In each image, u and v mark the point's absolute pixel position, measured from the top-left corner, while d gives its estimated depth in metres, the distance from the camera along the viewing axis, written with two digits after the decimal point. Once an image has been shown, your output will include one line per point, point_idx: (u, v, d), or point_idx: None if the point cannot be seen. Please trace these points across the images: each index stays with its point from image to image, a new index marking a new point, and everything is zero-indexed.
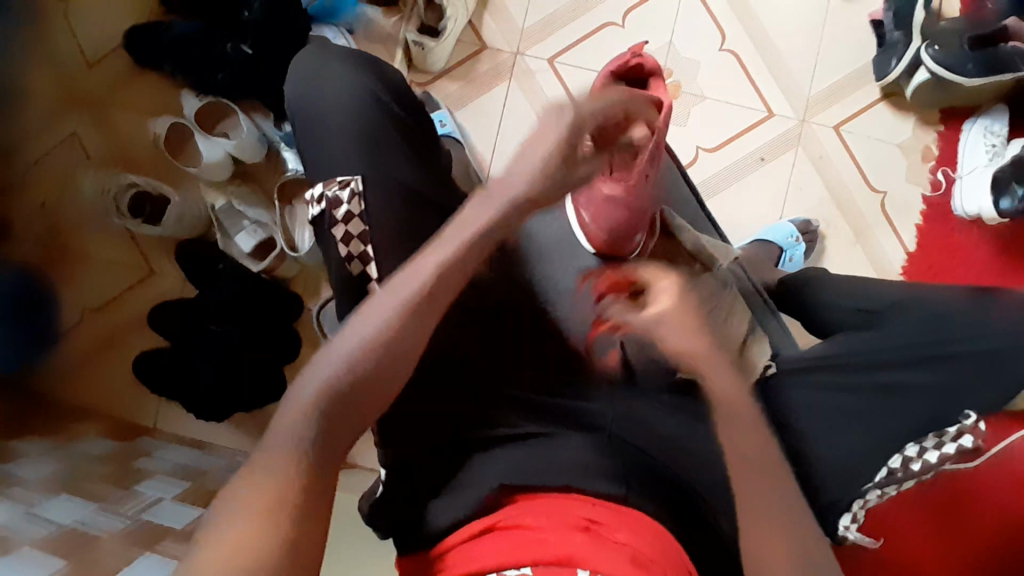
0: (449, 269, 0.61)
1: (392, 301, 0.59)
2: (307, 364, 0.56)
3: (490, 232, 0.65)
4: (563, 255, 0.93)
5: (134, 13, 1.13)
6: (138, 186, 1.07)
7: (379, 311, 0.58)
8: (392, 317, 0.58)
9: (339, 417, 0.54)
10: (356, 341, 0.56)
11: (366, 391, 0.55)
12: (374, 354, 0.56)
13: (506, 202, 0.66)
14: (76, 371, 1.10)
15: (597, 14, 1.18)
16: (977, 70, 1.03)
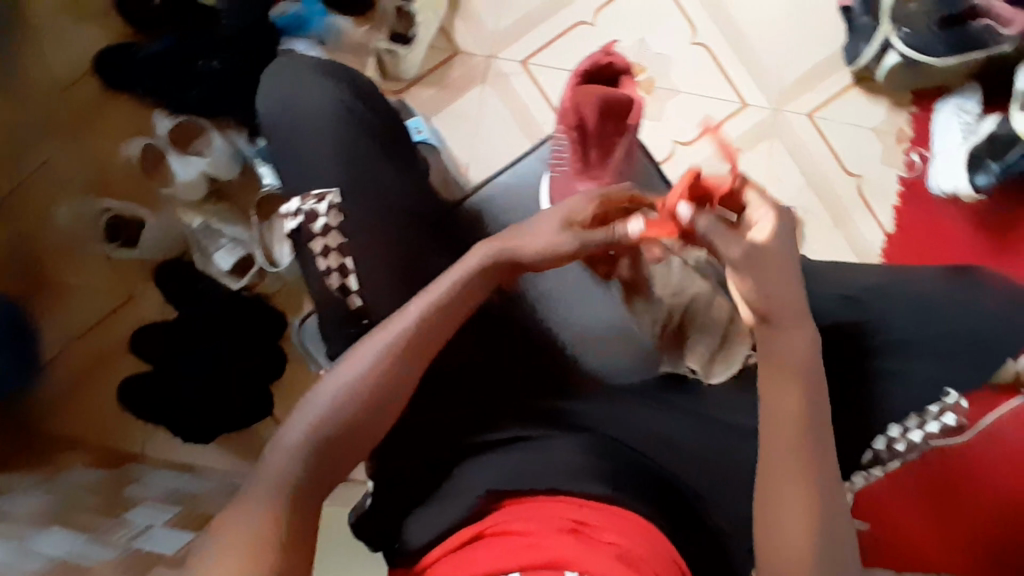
0: (429, 316, 0.65)
1: (376, 348, 0.63)
2: (302, 398, 0.62)
3: (476, 280, 0.68)
4: None
5: (100, 36, 1.11)
6: (114, 211, 1.07)
7: (364, 355, 0.63)
8: (374, 362, 0.62)
9: (324, 451, 0.59)
10: (340, 386, 0.61)
11: (347, 430, 0.60)
12: (356, 399, 0.61)
13: (497, 251, 0.69)
14: (58, 401, 1.08)
15: (568, 14, 1.18)
16: (950, 49, 1.05)
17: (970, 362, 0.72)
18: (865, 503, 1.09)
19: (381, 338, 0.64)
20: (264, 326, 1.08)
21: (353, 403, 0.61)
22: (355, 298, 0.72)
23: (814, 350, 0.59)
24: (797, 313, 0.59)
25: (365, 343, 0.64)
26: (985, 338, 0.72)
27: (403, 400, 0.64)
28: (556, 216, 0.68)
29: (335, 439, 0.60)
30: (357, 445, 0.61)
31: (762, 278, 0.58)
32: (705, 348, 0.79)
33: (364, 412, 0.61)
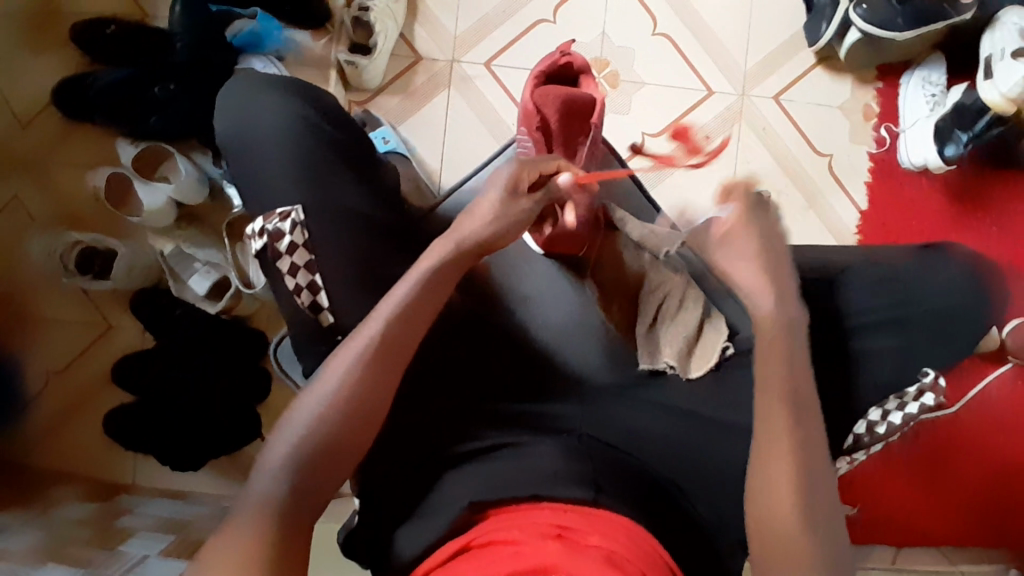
0: (398, 317, 0.64)
1: (351, 355, 0.62)
2: (280, 418, 0.61)
3: (446, 270, 0.68)
4: (513, 259, 0.88)
5: (58, 68, 1.10)
6: (83, 242, 1.04)
7: (336, 367, 0.62)
8: (351, 369, 0.61)
9: (309, 469, 0.58)
10: (320, 400, 0.60)
11: (330, 444, 0.59)
12: (337, 411, 0.60)
13: (457, 241, 0.70)
14: (46, 438, 1.08)
15: (528, 13, 1.17)
16: (908, 23, 1.03)
17: (940, 336, 0.72)
18: (859, 480, 1.09)
19: (352, 347, 0.63)
20: (245, 347, 1.07)
21: (330, 413, 0.60)
22: (327, 315, 0.72)
23: (800, 317, 0.63)
24: (790, 295, 0.64)
25: (337, 355, 0.63)
26: (953, 310, 0.72)
27: (384, 409, 0.62)
28: (496, 189, 0.72)
29: (319, 456, 0.58)
30: (342, 457, 0.60)
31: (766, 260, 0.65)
32: (685, 330, 0.82)
33: (346, 423, 0.60)
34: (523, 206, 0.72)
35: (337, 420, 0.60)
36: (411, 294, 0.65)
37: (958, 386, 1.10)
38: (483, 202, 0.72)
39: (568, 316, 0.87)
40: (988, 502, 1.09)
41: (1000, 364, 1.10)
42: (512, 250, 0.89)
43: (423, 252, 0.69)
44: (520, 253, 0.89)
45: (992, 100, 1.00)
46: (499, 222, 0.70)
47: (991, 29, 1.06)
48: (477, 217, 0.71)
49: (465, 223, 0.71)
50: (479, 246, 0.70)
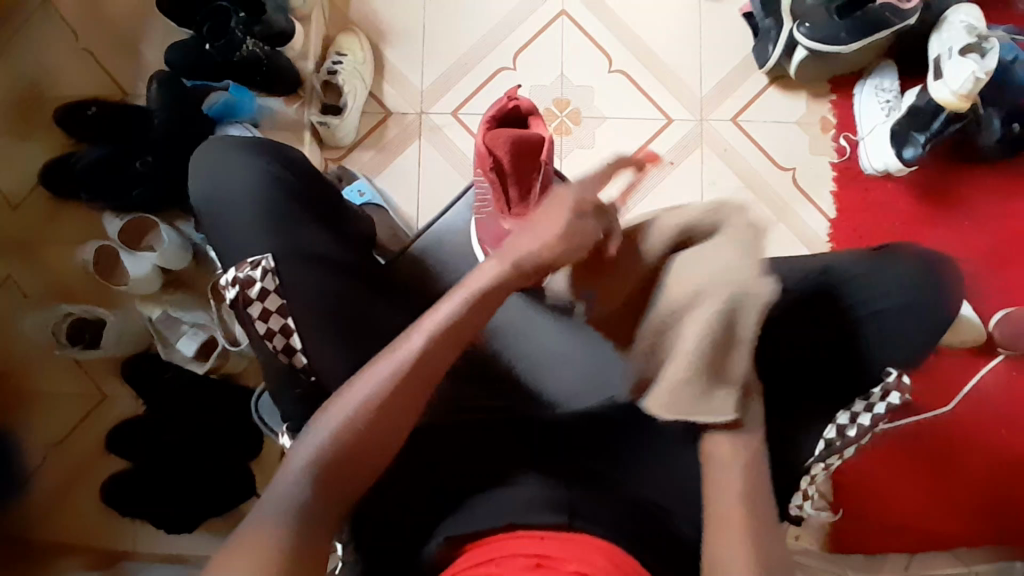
0: (428, 345, 0.62)
1: (374, 383, 0.60)
2: (298, 432, 0.60)
3: (490, 298, 0.65)
4: (525, 325, 0.84)
5: (46, 154, 1.16)
6: (74, 314, 1.08)
7: (358, 393, 0.60)
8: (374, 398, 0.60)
9: (309, 491, 0.56)
10: (334, 428, 0.59)
11: (338, 476, 0.58)
12: (350, 440, 0.58)
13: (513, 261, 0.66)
14: (47, 513, 1.09)
15: (489, 62, 1.23)
16: (851, 36, 1.06)
17: (895, 333, 0.73)
18: (863, 488, 1.08)
19: (376, 374, 0.61)
20: (234, 404, 1.08)
21: (341, 434, 0.58)
22: (300, 357, 0.72)
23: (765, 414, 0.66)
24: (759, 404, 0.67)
25: (364, 373, 0.61)
26: (910, 308, 0.72)
27: (396, 434, 0.60)
28: (562, 208, 0.69)
29: (317, 477, 0.57)
30: (348, 476, 0.58)
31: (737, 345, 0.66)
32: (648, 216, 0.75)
33: (359, 442, 0.59)
34: (588, 229, 0.69)
35: (347, 449, 0.58)
36: (443, 323, 0.62)
37: (950, 384, 1.10)
38: (537, 229, 0.68)
39: (591, 356, 0.83)
40: (996, 496, 1.07)
41: (991, 357, 1.10)
42: (513, 314, 0.84)
43: (470, 275, 0.66)
44: (522, 313, 0.84)
45: (945, 99, 1.02)
46: (554, 249, 0.67)
47: (937, 31, 1.09)
48: (535, 237, 0.67)
49: (520, 242, 0.67)
50: (524, 268, 0.66)
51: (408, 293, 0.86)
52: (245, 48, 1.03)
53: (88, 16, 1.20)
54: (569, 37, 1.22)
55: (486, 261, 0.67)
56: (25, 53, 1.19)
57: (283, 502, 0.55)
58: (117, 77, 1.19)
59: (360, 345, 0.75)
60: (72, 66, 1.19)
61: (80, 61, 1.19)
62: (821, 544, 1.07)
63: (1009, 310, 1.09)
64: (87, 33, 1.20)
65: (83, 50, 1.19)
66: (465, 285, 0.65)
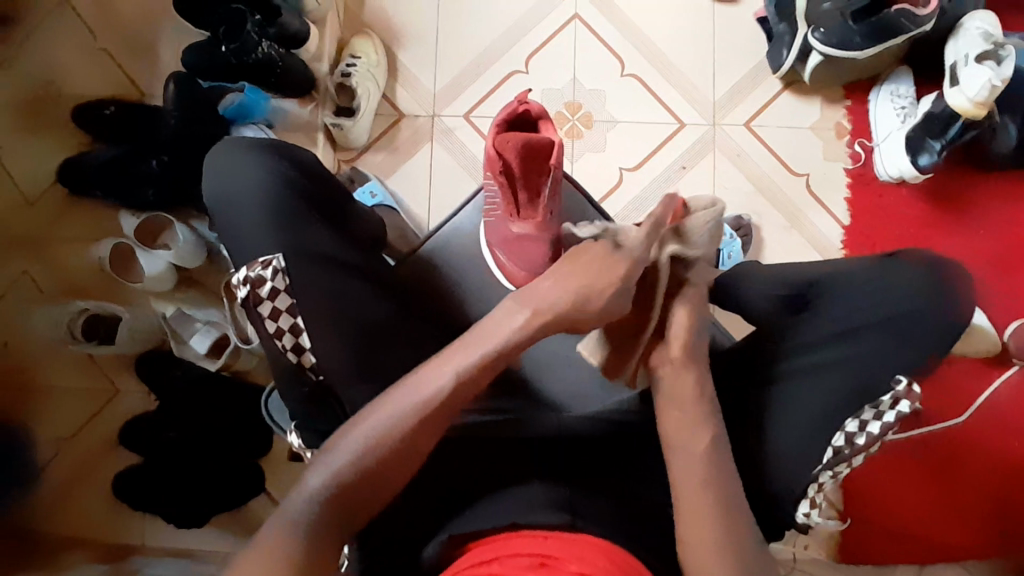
0: (456, 383, 0.62)
1: (397, 412, 0.61)
2: (320, 448, 0.61)
3: (511, 346, 0.65)
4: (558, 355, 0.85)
5: (64, 152, 1.18)
6: (89, 310, 1.10)
7: (378, 420, 0.61)
8: (396, 427, 0.60)
9: (325, 507, 0.57)
10: (354, 450, 0.59)
11: (351, 494, 0.58)
12: (368, 463, 0.59)
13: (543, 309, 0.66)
14: (58, 505, 1.10)
15: (501, 65, 1.23)
16: (866, 41, 1.05)
17: (904, 342, 0.71)
18: (873, 497, 1.07)
19: (398, 403, 0.61)
20: (243, 401, 1.09)
21: (362, 456, 0.59)
22: (308, 356, 0.73)
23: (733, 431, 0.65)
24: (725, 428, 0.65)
25: (386, 399, 0.62)
26: (916, 316, 0.72)
27: (416, 458, 0.61)
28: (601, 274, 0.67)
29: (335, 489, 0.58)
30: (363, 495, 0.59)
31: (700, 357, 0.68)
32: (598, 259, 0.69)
33: (378, 463, 0.59)
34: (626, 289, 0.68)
35: (364, 471, 0.59)
36: (467, 367, 0.63)
37: (963, 393, 1.08)
38: (568, 279, 0.68)
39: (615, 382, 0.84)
40: (1009, 509, 1.05)
41: (1006, 368, 1.08)
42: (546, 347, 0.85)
43: (495, 319, 0.66)
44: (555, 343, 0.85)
45: (961, 106, 1.01)
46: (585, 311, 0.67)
47: (954, 36, 1.08)
48: (566, 288, 0.67)
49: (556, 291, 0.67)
50: (549, 321, 0.66)
51: (414, 294, 0.87)
52: (259, 50, 1.04)
53: (106, 17, 1.22)
54: (583, 40, 1.23)
55: (511, 304, 0.67)
56: (44, 52, 1.21)
57: (299, 517, 0.55)
58: (135, 77, 1.21)
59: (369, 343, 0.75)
60: (91, 66, 1.21)
61: (99, 61, 1.21)
62: (828, 553, 1.05)
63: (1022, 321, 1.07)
64: (105, 34, 1.22)
65: (101, 51, 1.21)
66: (492, 329, 0.66)
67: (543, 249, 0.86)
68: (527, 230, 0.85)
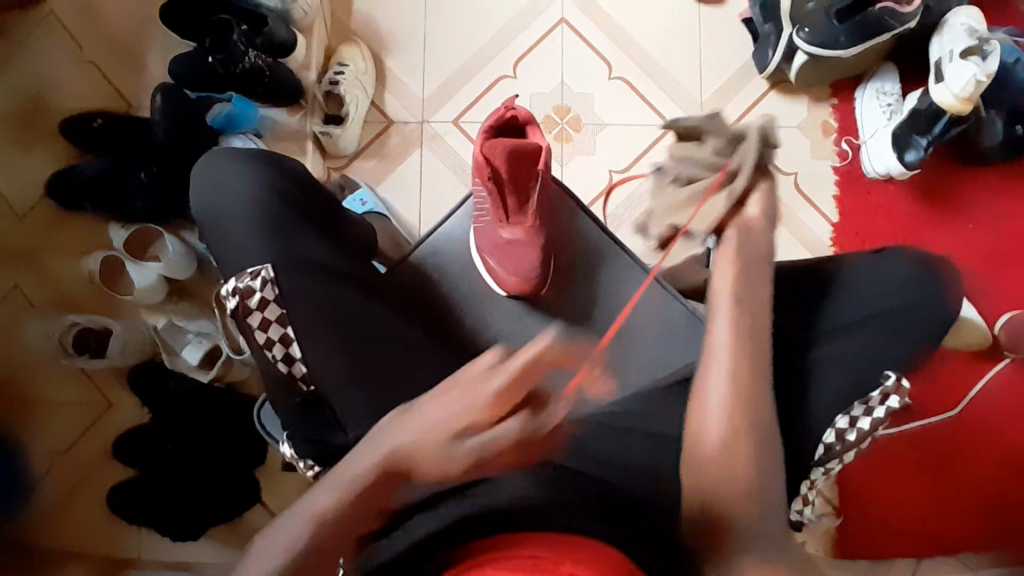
0: (368, 489, 0.56)
1: (298, 528, 0.54)
2: (267, 523, 0.56)
3: (396, 466, 0.56)
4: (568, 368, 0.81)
5: (53, 165, 1.18)
6: (80, 324, 1.09)
7: (284, 536, 0.54)
8: (305, 539, 0.54)
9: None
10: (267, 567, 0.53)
11: None
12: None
13: (416, 434, 0.58)
14: (52, 521, 1.09)
15: (489, 71, 1.23)
16: (851, 40, 1.06)
17: (896, 335, 0.73)
18: (869, 495, 1.07)
19: (299, 516, 0.55)
20: (237, 410, 1.09)
21: None
22: (299, 366, 0.73)
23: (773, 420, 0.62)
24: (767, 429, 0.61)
25: (298, 507, 0.55)
26: (907, 310, 0.73)
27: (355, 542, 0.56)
28: (450, 415, 0.58)
29: None
30: None
31: (751, 329, 0.66)
32: (692, 155, 0.83)
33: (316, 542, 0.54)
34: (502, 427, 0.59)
35: None
36: (358, 481, 0.56)
37: (955, 387, 1.09)
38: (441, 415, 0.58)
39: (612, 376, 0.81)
40: (1005, 500, 1.06)
41: (998, 361, 1.09)
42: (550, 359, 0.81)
43: (378, 441, 0.58)
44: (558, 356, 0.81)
45: (946, 102, 1.02)
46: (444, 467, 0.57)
47: (938, 32, 1.09)
48: (428, 423, 0.58)
49: (428, 417, 0.59)
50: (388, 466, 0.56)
51: (405, 301, 0.86)
52: (246, 61, 1.04)
53: (93, 29, 1.22)
54: (570, 44, 1.23)
55: (393, 417, 0.62)
56: (29, 66, 1.20)
57: None
58: (123, 89, 1.21)
59: (361, 350, 0.75)
60: (80, 79, 1.21)
61: (88, 74, 1.21)
62: (826, 551, 1.05)
63: (1013, 314, 1.08)
64: (93, 47, 1.22)
65: (90, 64, 1.21)
66: (373, 451, 0.57)
67: (535, 253, 0.86)
68: (516, 235, 0.86)
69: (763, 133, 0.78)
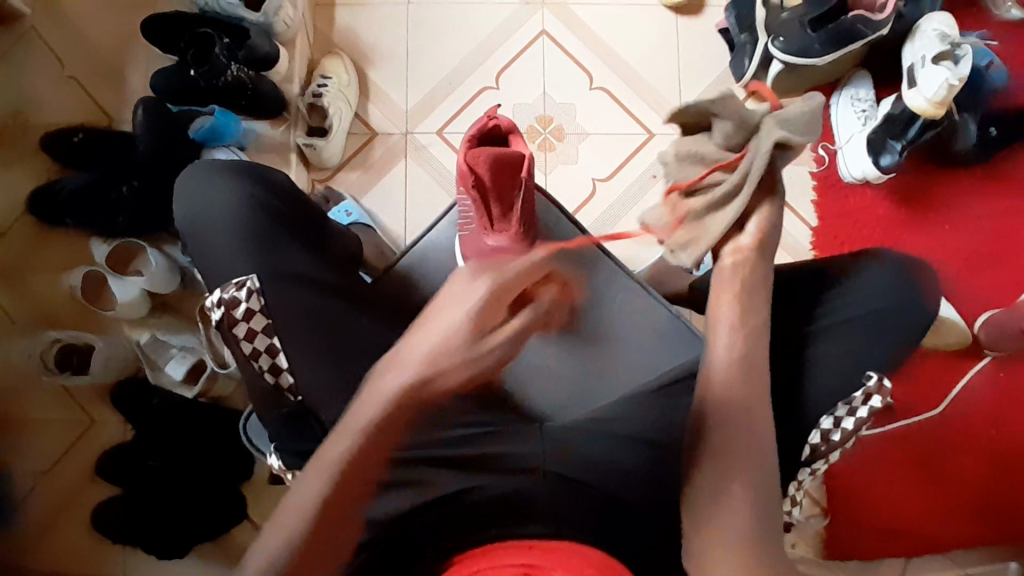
0: (396, 408, 0.61)
1: (327, 469, 0.60)
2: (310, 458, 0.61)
3: (420, 377, 0.61)
4: (560, 383, 0.85)
5: (33, 181, 1.16)
6: (62, 340, 1.08)
7: (312, 480, 0.59)
8: (331, 481, 0.59)
9: (313, 525, 0.59)
10: (299, 516, 0.59)
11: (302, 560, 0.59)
12: (314, 521, 0.59)
13: (431, 343, 0.61)
14: (35, 544, 1.07)
15: (472, 82, 1.25)
16: (825, 48, 1.09)
17: (877, 337, 0.74)
18: (857, 495, 1.08)
19: (326, 460, 0.60)
20: (223, 424, 1.08)
21: (300, 530, 0.59)
22: (286, 377, 0.73)
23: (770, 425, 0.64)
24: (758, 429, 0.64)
25: (327, 447, 0.61)
26: (888, 311, 0.75)
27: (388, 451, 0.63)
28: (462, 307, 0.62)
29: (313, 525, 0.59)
30: None
31: (757, 343, 0.68)
32: (698, 152, 0.76)
33: (350, 477, 0.60)
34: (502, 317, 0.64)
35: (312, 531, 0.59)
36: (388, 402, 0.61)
37: (936, 387, 1.11)
38: (446, 308, 0.63)
39: (599, 383, 0.85)
40: (989, 497, 1.08)
41: (978, 359, 1.11)
42: (534, 368, 0.84)
43: (394, 361, 0.63)
44: (541, 365, 0.84)
45: (919, 106, 1.05)
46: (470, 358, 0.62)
47: (910, 39, 1.12)
48: (450, 312, 0.62)
49: (436, 319, 0.63)
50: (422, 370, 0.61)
51: (392, 310, 0.87)
52: (228, 74, 1.03)
53: (74, 45, 1.22)
54: (551, 55, 1.25)
55: (417, 324, 0.65)
56: (9, 82, 1.20)
57: None
58: (105, 104, 1.20)
59: (348, 359, 0.75)
60: (60, 94, 1.20)
61: (68, 89, 1.20)
62: (816, 550, 1.07)
63: (991, 313, 1.10)
64: (73, 62, 1.21)
65: (70, 78, 1.21)
66: (386, 374, 0.62)
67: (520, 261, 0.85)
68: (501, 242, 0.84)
69: (781, 140, 0.71)
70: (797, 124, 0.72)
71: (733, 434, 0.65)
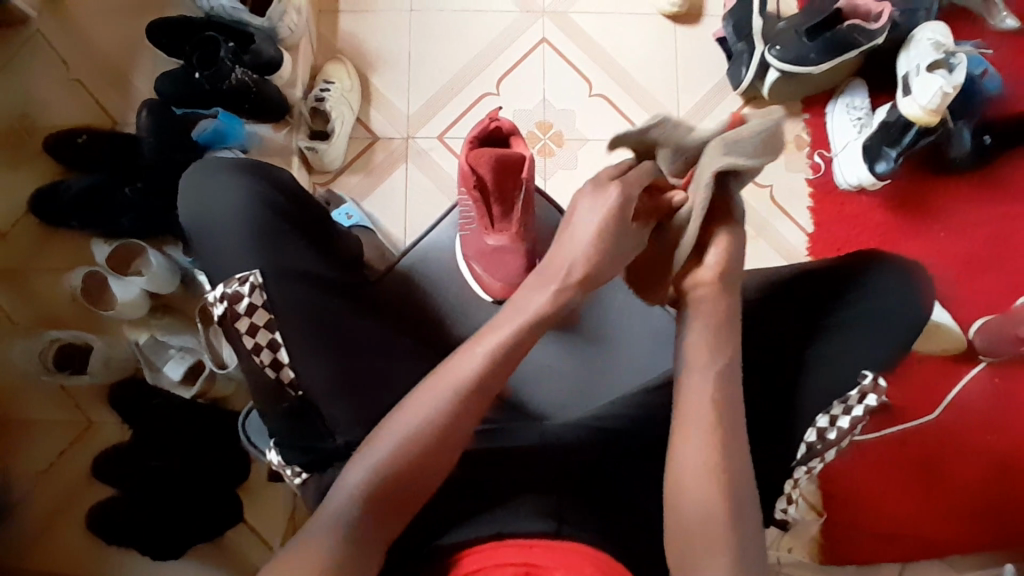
0: (523, 333, 0.67)
1: (444, 391, 0.63)
2: (363, 442, 0.63)
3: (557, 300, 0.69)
4: (560, 384, 0.85)
5: (37, 182, 1.17)
6: (61, 341, 1.08)
7: (424, 403, 0.63)
8: (443, 404, 0.63)
9: (364, 508, 0.59)
10: (405, 434, 0.61)
11: (402, 480, 0.60)
12: (420, 443, 0.61)
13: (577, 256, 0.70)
14: (28, 546, 1.06)
15: (474, 88, 1.26)
16: (821, 57, 1.11)
17: (871, 336, 0.75)
18: (854, 499, 1.08)
19: (443, 383, 0.64)
20: (220, 426, 1.08)
21: (404, 449, 0.61)
22: (288, 371, 0.73)
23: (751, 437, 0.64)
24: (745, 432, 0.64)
25: (444, 372, 0.64)
26: (882, 311, 0.75)
27: (456, 450, 0.63)
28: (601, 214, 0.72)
29: (419, 446, 0.61)
30: (400, 512, 0.60)
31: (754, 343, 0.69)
32: None
33: (430, 441, 0.62)
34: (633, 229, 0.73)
35: (417, 454, 0.61)
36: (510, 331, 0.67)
37: (933, 393, 1.11)
38: (586, 221, 0.72)
39: (598, 386, 0.85)
40: (985, 503, 1.08)
41: (973, 365, 1.12)
42: (535, 370, 0.85)
43: (526, 292, 0.70)
44: (541, 367, 0.85)
45: (914, 114, 1.06)
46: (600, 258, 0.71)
47: (906, 48, 1.14)
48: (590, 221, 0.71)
49: (575, 237, 0.71)
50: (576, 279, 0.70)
51: (392, 309, 0.87)
52: (232, 78, 1.05)
53: (79, 48, 1.23)
54: (552, 61, 1.26)
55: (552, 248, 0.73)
56: (15, 85, 1.21)
57: (340, 516, 0.58)
58: (108, 107, 1.21)
59: (348, 356, 0.75)
60: (63, 96, 1.21)
61: (72, 92, 1.21)
62: (812, 555, 1.07)
63: (986, 319, 1.11)
64: (78, 66, 1.22)
65: (75, 81, 1.22)
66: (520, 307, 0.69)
67: (519, 260, 0.88)
68: (502, 242, 0.87)
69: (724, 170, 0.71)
70: (744, 152, 0.71)
71: (716, 423, 0.63)
